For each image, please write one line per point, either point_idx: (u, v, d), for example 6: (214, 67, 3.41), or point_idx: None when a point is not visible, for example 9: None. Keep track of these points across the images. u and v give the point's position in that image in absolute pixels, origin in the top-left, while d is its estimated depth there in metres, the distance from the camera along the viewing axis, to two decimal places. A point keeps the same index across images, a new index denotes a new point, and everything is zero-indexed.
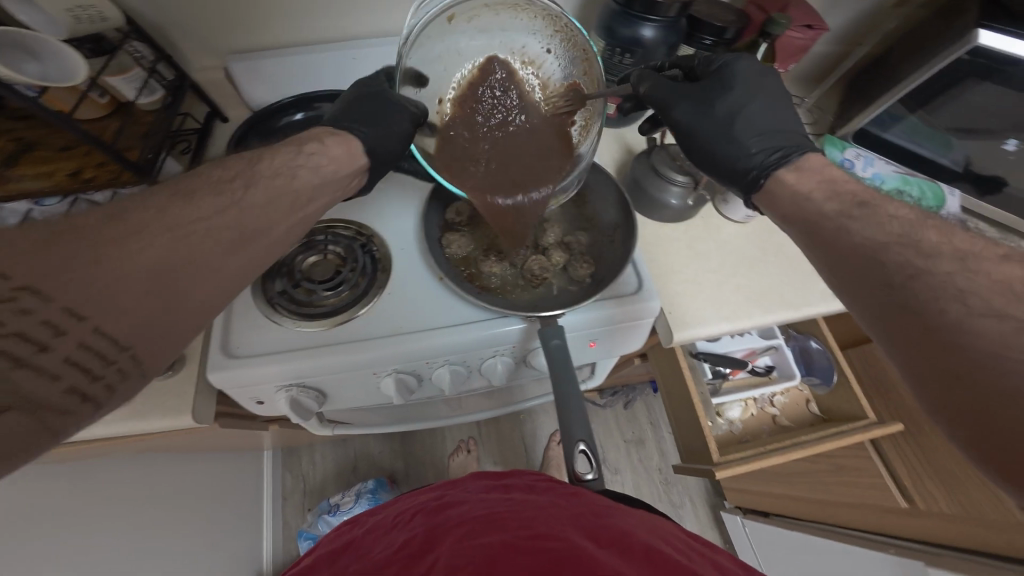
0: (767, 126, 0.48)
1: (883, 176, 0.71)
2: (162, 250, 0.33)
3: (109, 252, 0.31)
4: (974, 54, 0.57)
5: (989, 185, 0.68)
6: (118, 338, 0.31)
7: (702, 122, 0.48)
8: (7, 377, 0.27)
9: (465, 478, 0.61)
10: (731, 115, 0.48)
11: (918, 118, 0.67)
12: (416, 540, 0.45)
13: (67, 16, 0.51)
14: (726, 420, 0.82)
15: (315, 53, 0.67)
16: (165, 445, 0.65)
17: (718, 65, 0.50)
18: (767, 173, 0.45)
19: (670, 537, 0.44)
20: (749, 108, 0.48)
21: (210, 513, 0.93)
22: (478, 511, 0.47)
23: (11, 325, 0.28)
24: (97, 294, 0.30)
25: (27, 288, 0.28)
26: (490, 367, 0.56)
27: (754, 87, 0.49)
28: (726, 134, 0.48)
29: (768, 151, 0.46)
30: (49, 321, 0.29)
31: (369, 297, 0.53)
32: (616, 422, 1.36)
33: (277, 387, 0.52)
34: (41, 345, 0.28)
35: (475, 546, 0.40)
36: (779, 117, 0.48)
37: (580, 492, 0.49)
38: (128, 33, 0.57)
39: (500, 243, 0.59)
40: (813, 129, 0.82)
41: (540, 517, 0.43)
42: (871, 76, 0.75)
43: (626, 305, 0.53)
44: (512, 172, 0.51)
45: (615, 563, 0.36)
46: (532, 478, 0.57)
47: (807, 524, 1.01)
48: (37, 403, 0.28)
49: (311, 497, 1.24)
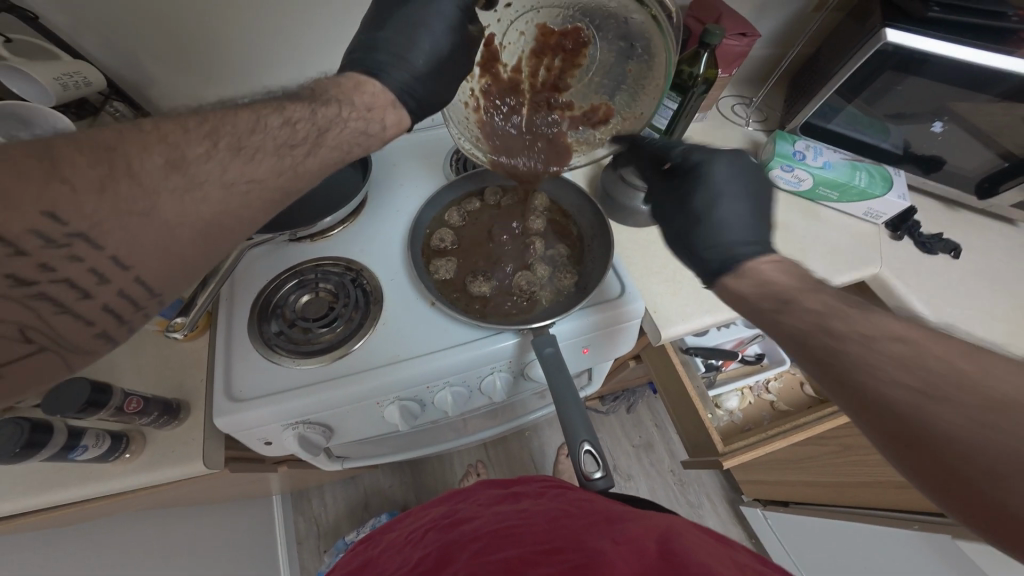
0: (747, 232, 0.43)
1: (833, 163, 0.75)
2: (206, 212, 0.34)
3: (161, 207, 0.33)
4: (891, 47, 0.64)
5: (931, 164, 0.76)
6: (145, 290, 0.35)
7: (688, 205, 0.46)
8: (50, 320, 0.32)
9: (476, 486, 0.63)
10: (706, 211, 0.45)
11: (855, 107, 0.74)
12: (431, 558, 0.46)
13: (56, 84, 0.51)
14: (726, 412, 0.84)
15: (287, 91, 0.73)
16: (177, 497, 0.66)
17: (694, 162, 0.47)
18: (743, 261, 0.42)
19: (689, 530, 0.45)
20: (728, 206, 0.44)
21: (227, 562, 0.92)
22: (492, 525, 0.48)
23: (62, 272, 0.31)
24: (125, 247, 0.32)
25: (79, 236, 0.31)
26: (490, 385, 0.58)
27: (732, 186, 0.45)
28: (696, 228, 0.45)
29: (744, 237, 0.43)
30: (94, 270, 0.32)
31: (364, 330, 0.55)
32: (623, 428, 1.37)
33: (284, 425, 0.54)
34: (83, 294, 0.33)
35: (493, 563, 0.41)
36: (763, 218, 0.45)
37: (592, 498, 0.51)
38: (110, 95, 0.61)
39: (485, 262, 0.61)
40: (766, 126, 0.88)
41: (555, 529, 0.44)
42: (806, 74, 0.82)
43: (610, 310, 0.56)
44: (539, 151, 0.56)
45: (630, 564, 0.37)
46: (541, 485, 0.59)
47: (826, 509, 1.02)
48: (69, 344, 0.34)
49: (326, 538, 1.23)
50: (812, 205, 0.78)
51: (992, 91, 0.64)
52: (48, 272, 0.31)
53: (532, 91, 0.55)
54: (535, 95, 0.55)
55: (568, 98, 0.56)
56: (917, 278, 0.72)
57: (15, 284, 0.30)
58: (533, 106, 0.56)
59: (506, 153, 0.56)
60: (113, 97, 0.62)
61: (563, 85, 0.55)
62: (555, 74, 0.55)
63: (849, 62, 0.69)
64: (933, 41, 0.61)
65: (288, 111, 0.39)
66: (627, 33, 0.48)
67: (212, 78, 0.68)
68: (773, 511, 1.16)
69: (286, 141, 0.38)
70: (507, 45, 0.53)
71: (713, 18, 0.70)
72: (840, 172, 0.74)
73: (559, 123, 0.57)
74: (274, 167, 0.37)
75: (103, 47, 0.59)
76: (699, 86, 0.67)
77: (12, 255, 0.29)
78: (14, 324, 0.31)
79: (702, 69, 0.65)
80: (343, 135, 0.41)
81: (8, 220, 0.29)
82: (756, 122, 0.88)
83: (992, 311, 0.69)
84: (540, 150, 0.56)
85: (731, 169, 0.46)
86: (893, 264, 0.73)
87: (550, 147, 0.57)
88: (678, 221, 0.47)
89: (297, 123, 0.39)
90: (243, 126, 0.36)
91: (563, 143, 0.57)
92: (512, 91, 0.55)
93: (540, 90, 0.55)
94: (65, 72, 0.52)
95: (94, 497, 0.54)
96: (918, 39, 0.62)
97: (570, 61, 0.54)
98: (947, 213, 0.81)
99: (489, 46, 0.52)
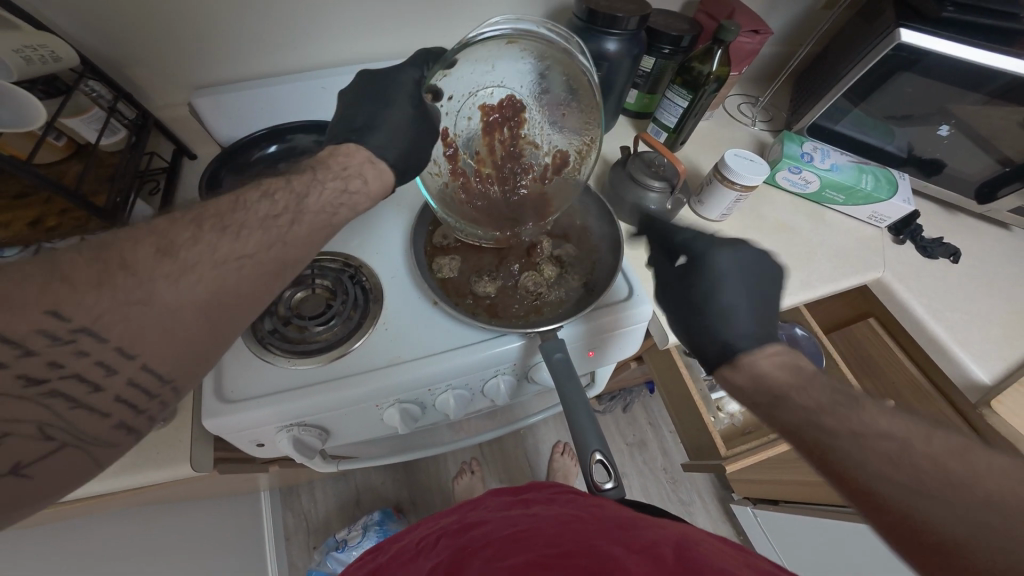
0: (752, 323, 0.45)
1: (840, 166, 0.75)
2: (203, 293, 0.32)
3: (160, 293, 0.31)
4: (899, 49, 0.63)
5: (932, 168, 0.76)
6: (156, 376, 0.32)
7: (699, 295, 0.47)
8: (65, 416, 0.30)
9: (485, 495, 0.62)
10: (710, 299, 0.46)
11: (862, 111, 0.74)
12: (443, 564, 0.46)
13: (17, 57, 0.47)
14: (727, 414, 0.84)
15: (273, 79, 0.68)
16: (163, 496, 0.64)
17: (698, 251, 0.47)
18: (743, 352, 0.44)
19: (702, 538, 0.43)
20: (732, 293, 0.46)
21: (214, 560, 0.90)
22: (503, 530, 0.47)
23: (71, 368, 0.30)
24: (123, 329, 0.30)
25: (83, 331, 0.29)
26: (494, 387, 0.57)
27: (736, 262, 0.47)
28: (700, 316, 0.46)
29: (757, 330, 0.45)
30: (101, 363, 0.30)
31: (363, 330, 0.53)
32: (618, 427, 1.38)
33: (278, 428, 0.51)
34: (93, 386, 0.31)
35: (501, 569, 0.40)
36: (762, 300, 0.46)
37: (599, 501, 0.50)
38: (83, 73, 0.55)
39: (491, 261, 0.59)
40: (772, 126, 0.87)
41: (565, 534, 0.43)
42: (815, 73, 0.81)
43: (618, 312, 0.55)
44: (528, 209, 0.60)
45: (643, 569, 0.36)
46: (551, 492, 0.57)
47: (814, 507, 1.03)
48: (89, 439, 0.31)
49: (316, 535, 1.21)
50: (818, 208, 0.78)
51: (984, 90, 0.64)
52: (56, 369, 0.29)
53: (492, 163, 0.60)
54: (499, 166, 0.60)
55: (529, 160, 0.61)
56: (918, 283, 0.72)
57: (27, 383, 0.29)
58: (501, 175, 0.60)
59: (491, 221, 0.59)
60: (87, 75, 0.56)
61: (513, 138, 0.60)
62: (508, 143, 0.60)
63: (858, 64, 0.69)
64: (942, 41, 0.61)
65: (263, 184, 0.39)
66: (552, 88, 0.55)
67: (196, 57, 0.63)
68: (763, 509, 1.18)
69: (268, 213, 0.37)
70: (461, 135, 0.57)
71: (726, 13, 0.68)
72: (846, 175, 0.73)
73: (527, 181, 0.61)
74: (262, 240, 0.35)
75: (80, 20, 0.55)
76: (710, 84, 0.65)
77: (19, 356, 0.28)
78: (29, 426, 0.29)
79: (713, 67, 0.64)
80: (323, 196, 0.40)
81: (13, 320, 0.28)
82: (762, 122, 0.87)
83: (990, 315, 0.69)
84: (520, 210, 0.60)
85: (738, 254, 0.47)
86: (895, 268, 0.73)
87: (535, 209, 0.60)
88: (679, 298, 0.49)
89: (276, 194, 0.38)
90: (223, 206, 0.36)
91: (542, 196, 0.61)
92: (483, 161, 0.59)
93: (503, 157, 0.60)
94: (25, 43, 0.48)
95: (74, 498, 0.52)
96: (928, 39, 0.61)
97: (516, 125, 0.59)
98: (947, 218, 0.81)
99: (446, 138, 0.56)
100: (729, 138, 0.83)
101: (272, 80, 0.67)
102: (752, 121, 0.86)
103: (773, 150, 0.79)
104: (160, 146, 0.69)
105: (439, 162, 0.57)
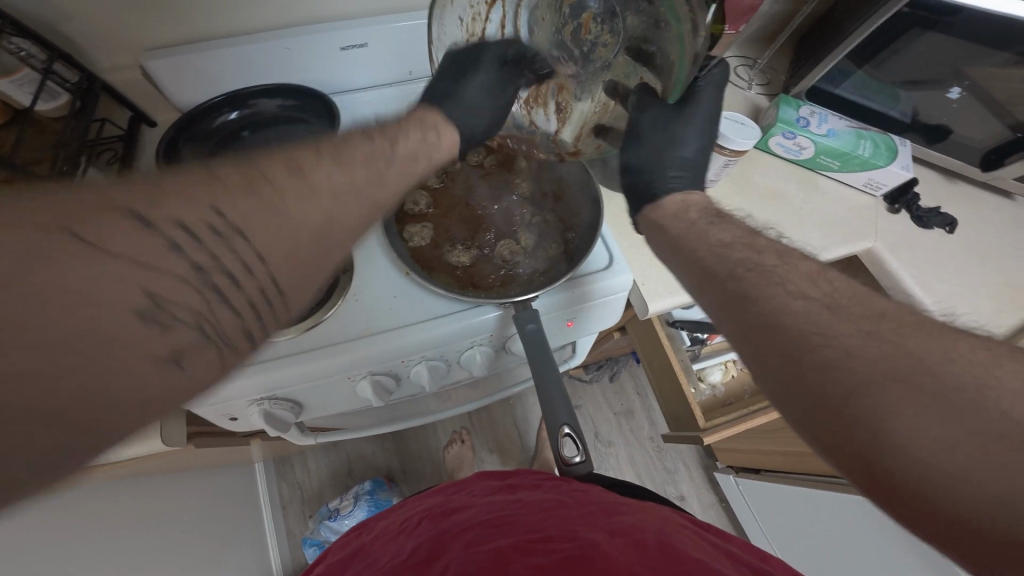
0: (690, 170, 0.51)
1: (837, 131, 0.72)
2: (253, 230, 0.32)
3: None
4: (914, 6, 0.61)
5: (936, 134, 0.73)
6: None
7: (673, 135, 0.49)
8: None
9: (472, 477, 0.62)
10: (672, 145, 0.49)
11: (865, 74, 0.70)
12: (423, 546, 0.46)
13: None
14: (709, 385, 0.85)
15: (227, 39, 0.62)
16: (144, 465, 0.64)
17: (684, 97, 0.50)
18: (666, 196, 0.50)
19: (681, 528, 0.44)
20: (686, 147, 0.50)
21: (211, 526, 0.92)
22: (484, 515, 0.48)
23: None
24: None
25: None
26: (470, 358, 0.55)
27: (708, 116, 0.51)
28: (640, 178, 0.51)
29: (684, 178, 0.51)
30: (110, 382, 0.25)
31: (334, 301, 0.51)
32: (605, 397, 1.38)
33: (249, 401, 0.50)
34: None
35: (481, 552, 0.40)
36: (696, 161, 0.52)
37: (585, 488, 0.51)
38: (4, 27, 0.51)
39: (467, 228, 0.56)
40: (769, 90, 0.83)
41: (549, 519, 0.44)
42: (819, 33, 0.76)
43: (596, 283, 0.53)
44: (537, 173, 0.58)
45: (626, 558, 0.37)
46: (536, 477, 0.58)
47: (794, 475, 1.05)
48: None
49: (311, 503, 1.23)
50: (811, 175, 0.75)
51: (998, 45, 0.60)
52: None
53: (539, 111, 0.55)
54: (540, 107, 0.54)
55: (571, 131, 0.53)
56: (909, 253, 0.70)
57: None
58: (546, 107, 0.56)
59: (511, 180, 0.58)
60: (8, 30, 0.51)
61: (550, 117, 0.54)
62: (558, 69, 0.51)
63: (878, 12, 0.63)
64: None
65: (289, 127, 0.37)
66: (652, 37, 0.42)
67: (143, 12, 0.58)
68: (745, 476, 1.20)
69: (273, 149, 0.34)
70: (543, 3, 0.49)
71: None
72: (841, 141, 0.70)
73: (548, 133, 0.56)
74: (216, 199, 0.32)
75: None
76: None
77: None
78: None
79: None
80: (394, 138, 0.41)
81: None
82: (759, 85, 0.83)
83: (981, 287, 0.69)
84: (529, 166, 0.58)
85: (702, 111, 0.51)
86: (887, 238, 0.71)
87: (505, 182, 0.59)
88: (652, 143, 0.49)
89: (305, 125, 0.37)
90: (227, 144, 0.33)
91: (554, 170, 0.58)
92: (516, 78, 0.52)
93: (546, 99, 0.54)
94: None
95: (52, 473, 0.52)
96: None
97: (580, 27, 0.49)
98: (946, 186, 0.78)
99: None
100: (742, 212, 0.70)
101: (232, 39, 0.62)
102: (748, 85, 0.82)
103: (767, 115, 0.75)
104: (114, 113, 0.66)
105: (477, 42, 0.55)
